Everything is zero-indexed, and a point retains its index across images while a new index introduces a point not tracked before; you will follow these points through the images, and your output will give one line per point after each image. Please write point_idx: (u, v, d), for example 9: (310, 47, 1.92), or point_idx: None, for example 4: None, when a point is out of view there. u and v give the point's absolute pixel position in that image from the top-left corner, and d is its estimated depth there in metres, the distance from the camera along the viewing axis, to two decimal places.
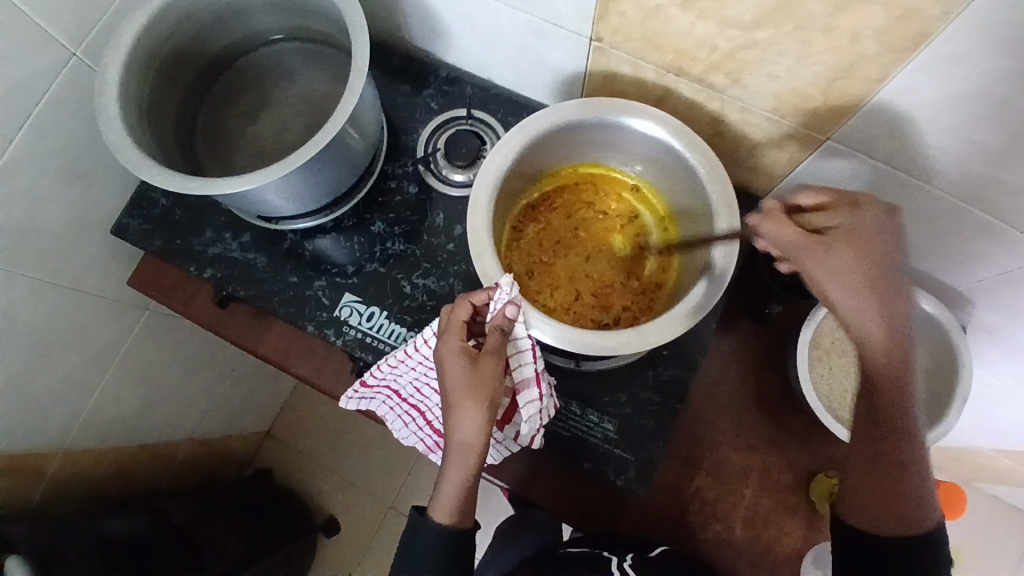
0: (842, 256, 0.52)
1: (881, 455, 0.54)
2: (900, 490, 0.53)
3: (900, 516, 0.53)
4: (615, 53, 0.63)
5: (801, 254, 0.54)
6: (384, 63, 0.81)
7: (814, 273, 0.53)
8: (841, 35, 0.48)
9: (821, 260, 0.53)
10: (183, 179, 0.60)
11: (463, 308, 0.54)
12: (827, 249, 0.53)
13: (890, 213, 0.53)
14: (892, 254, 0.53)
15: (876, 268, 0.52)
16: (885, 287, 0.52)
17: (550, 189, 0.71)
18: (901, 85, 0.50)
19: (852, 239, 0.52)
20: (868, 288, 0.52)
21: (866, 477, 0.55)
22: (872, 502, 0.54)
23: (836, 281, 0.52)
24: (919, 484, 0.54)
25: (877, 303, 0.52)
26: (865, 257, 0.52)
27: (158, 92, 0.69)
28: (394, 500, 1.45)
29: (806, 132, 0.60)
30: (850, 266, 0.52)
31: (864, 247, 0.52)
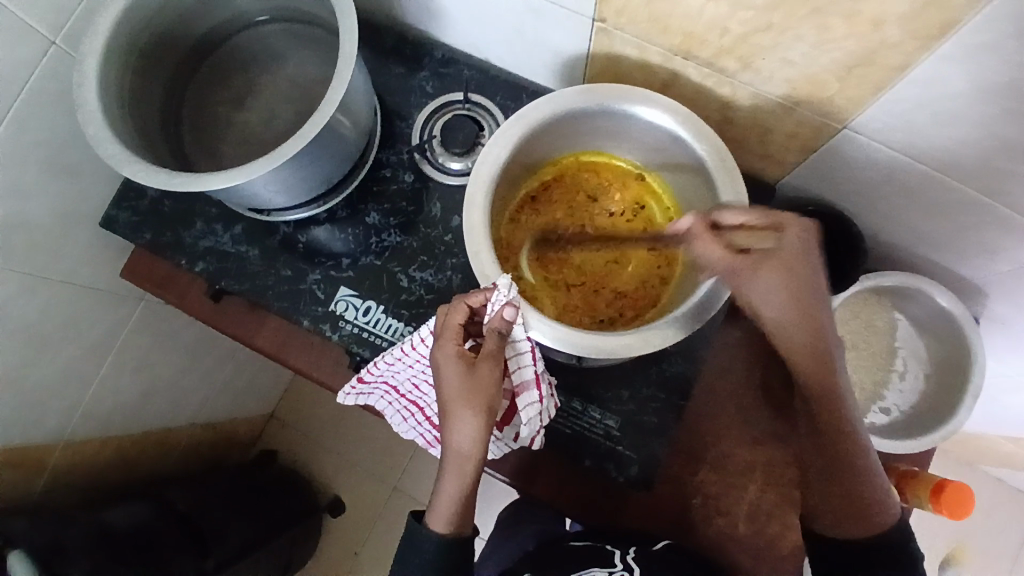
0: (767, 278, 0.52)
1: (836, 467, 0.55)
2: (852, 499, 0.55)
3: (864, 521, 0.56)
4: (619, 35, 0.60)
5: (735, 278, 0.53)
6: (377, 44, 0.77)
7: (746, 294, 0.53)
8: (863, 20, 0.44)
9: (750, 283, 0.52)
10: (167, 175, 0.58)
11: (459, 311, 0.52)
12: (753, 272, 0.52)
13: (807, 227, 0.52)
14: (815, 267, 0.52)
15: (798, 288, 0.51)
16: (811, 301, 0.52)
17: (550, 179, 0.68)
18: (925, 74, 0.46)
19: (779, 258, 0.51)
20: (794, 307, 0.52)
21: (830, 489, 0.56)
22: (841, 513, 0.56)
23: (766, 302, 0.52)
24: (875, 488, 0.55)
25: (800, 318, 0.52)
26: (792, 277, 0.51)
27: (140, 79, 0.66)
28: (398, 481, 1.46)
29: (821, 120, 0.57)
30: (778, 287, 0.52)
31: (791, 267, 0.51)
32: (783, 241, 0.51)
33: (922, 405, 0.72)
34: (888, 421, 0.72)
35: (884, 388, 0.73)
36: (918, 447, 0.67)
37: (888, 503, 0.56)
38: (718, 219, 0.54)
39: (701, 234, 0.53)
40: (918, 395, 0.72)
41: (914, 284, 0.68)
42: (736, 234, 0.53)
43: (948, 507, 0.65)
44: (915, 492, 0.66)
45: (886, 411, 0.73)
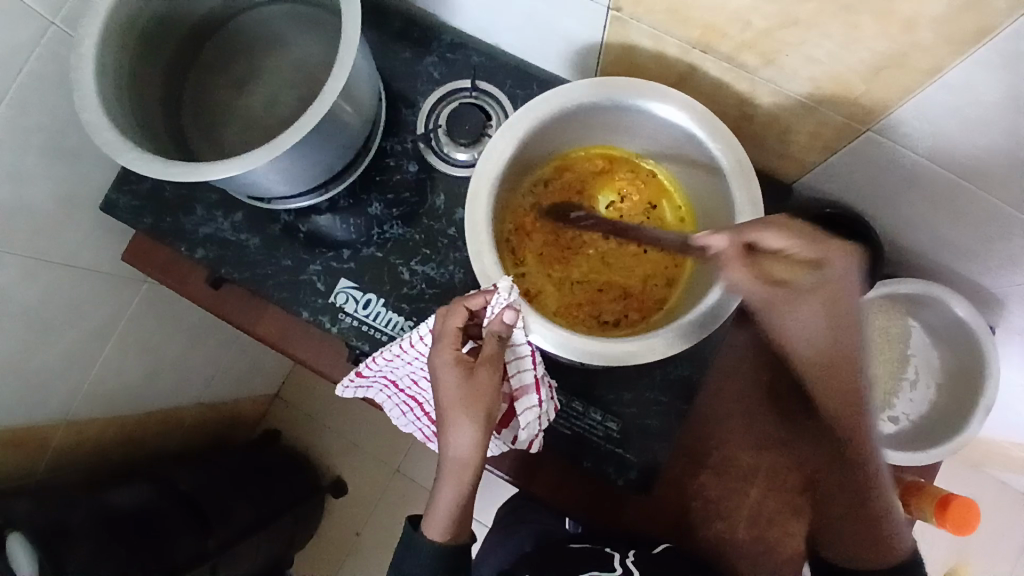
0: (806, 309, 0.54)
1: (858, 495, 0.58)
2: (872, 529, 0.58)
3: (881, 552, 0.57)
4: (634, 25, 0.57)
5: (768, 305, 0.55)
6: (383, 26, 0.75)
7: (780, 319, 0.56)
8: (895, 20, 0.41)
9: (790, 310, 0.55)
10: (163, 164, 0.56)
11: (458, 314, 0.50)
12: (795, 302, 0.54)
13: (846, 253, 0.54)
14: (851, 293, 0.55)
15: (837, 318, 0.54)
16: (845, 329, 0.54)
17: (557, 173, 0.66)
18: (959, 79, 0.43)
19: (825, 289, 0.54)
20: (829, 332, 0.54)
21: (852, 514, 0.59)
22: (853, 534, 0.60)
23: (801, 330, 0.55)
24: (894, 517, 0.58)
25: (835, 347, 0.55)
26: (831, 306, 0.54)
27: (137, 60, 0.64)
28: (399, 464, 1.47)
29: (844, 121, 0.54)
30: (817, 318, 0.54)
31: (831, 297, 0.54)
32: (826, 274, 0.53)
33: (932, 416, 0.70)
34: (896, 431, 0.70)
35: (894, 396, 0.71)
36: (926, 459, 0.65)
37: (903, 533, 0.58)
38: (758, 240, 0.51)
39: (734, 259, 0.52)
40: (928, 404, 0.70)
41: (932, 292, 0.65)
42: (772, 261, 0.52)
43: (954, 523, 0.63)
44: (920, 505, 0.65)
45: (895, 420, 0.71)
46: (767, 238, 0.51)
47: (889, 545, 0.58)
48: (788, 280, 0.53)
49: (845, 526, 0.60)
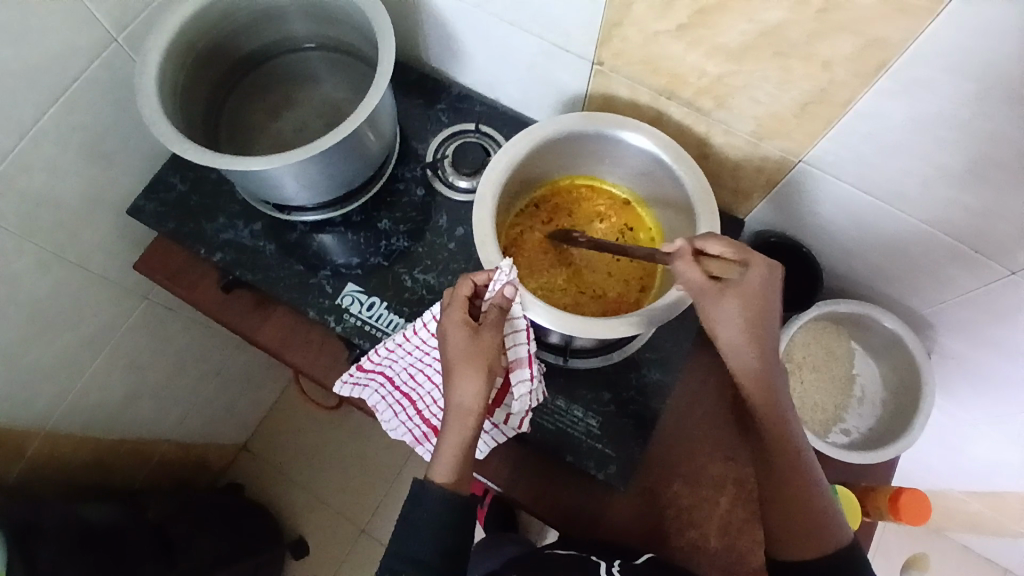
0: (730, 310, 0.57)
1: (790, 496, 0.59)
2: (806, 523, 0.59)
3: (818, 544, 0.59)
4: (615, 76, 0.70)
5: (703, 302, 0.58)
6: (401, 79, 0.88)
7: (709, 318, 0.58)
8: (816, 61, 0.55)
9: (716, 309, 0.58)
10: (212, 155, 0.65)
11: (464, 287, 0.58)
12: (718, 300, 0.57)
13: (771, 265, 0.57)
14: (773, 303, 0.57)
15: (755, 317, 0.57)
16: (765, 333, 0.57)
17: (548, 196, 0.77)
18: (867, 108, 0.56)
19: (740, 290, 0.57)
20: (748, 336, 0.57)
21: (787, 517, 0.60)
22: (793, 536, 0.60)
23: (727, 328, 0.57)
24: (828, 509, 0.60)
25: (752, 345, 0.57)
26: (751, 310, 0.56)
27: (188, 81, 0.74)
28: (367, 523, 1.42)
29: (782, 155, 0.67)
30: (740, 318, 0.57)
31: (750, 300, 0.57)
32: (748, 275, 0.56)
33: (880, 428, 0.77)
34: (848, 441, 0.78)
35: (845, 411, 0.79)
36: (879, 457, 0.71)
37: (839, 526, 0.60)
38: (703, 246, 0.59)
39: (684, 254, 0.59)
40: (876, 418, 0.78)
41: (866, 310, 0.75)
42: (711, 261, 0.59)
43: (909, 514, 0.70)
44: (875, 504, 0.71)
45: (846, 432, 0.78)
46: (709, 246, 0.59)
47: (826, 536, 0.59)
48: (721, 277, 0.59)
49: (783, 529, 0.60)
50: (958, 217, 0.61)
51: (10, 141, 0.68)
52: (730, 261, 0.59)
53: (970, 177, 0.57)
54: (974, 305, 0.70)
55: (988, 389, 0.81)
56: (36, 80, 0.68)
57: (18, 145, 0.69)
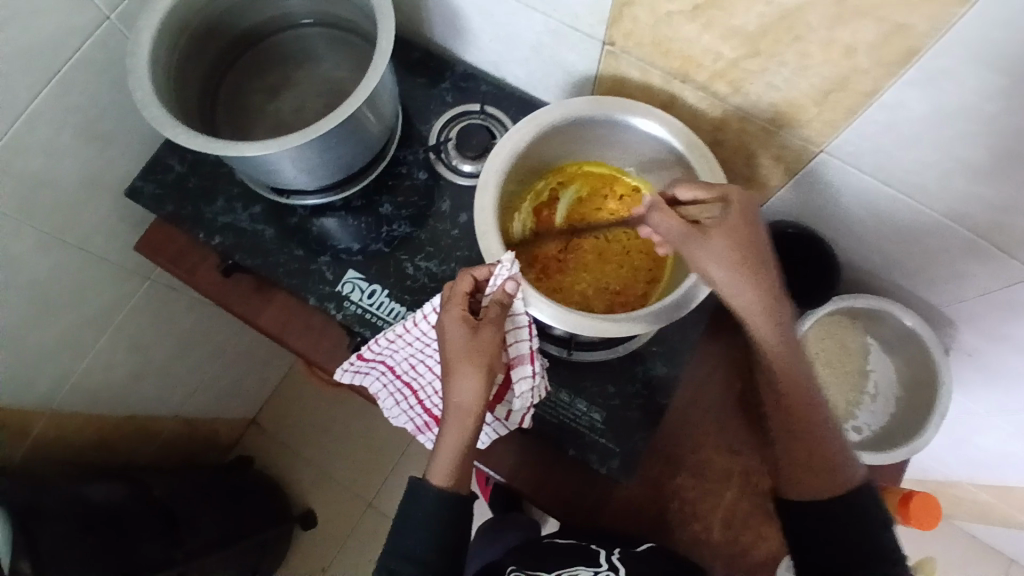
0: (718, 250, 0.56)
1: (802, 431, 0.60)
2: (815, 460, 0.59)
3: (829, 483, 0.58)
4: (625, 58, 0.67)
5: (687, 244, 0.58)
6: (404, 56, 0.85)
7: (697, 262, 0.57)
8: (838, 47, 0.51)
9: (702, 246, 0.57)
10: (206, 139, 0.63)
11: (464, 281, 0.56)
12: (705, 241, 0.57)
13: (746, 195, 0.57)
14: (760, 232, 0.57)
15: (745, 250, 0.56)
16: (757, 263, 0.56)
17: (555, 183, 0.75)
18: (891, 100, 0.53)
19: (724, 224, 0.56)
20: (738, 271, 0.56)
21: (793, 454, 0.60)
22: (803, 476, 0.60)
23: (716, 262, 0.56)
24: (837, 447, 0.59)
25: (749, 282, 0.56)
26: (739, 241, 0.56)
27: (181, 60, 0.72)
28: (373, 498, 1.44)
29: (801, 144, 0.63)
30: (728, 255, 0.56)
31: (734, 231, 0.56)
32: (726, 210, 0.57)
33: (892, 425, 0.75)
34: (859, 440, 0.76)
35: (856, 408, 0.77)
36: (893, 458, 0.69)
37: (848, 461, 0.59)
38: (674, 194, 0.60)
39: (656, 205, 0.59)
40: (888, 415, 0.76)
41: (884, 306, 0.72)
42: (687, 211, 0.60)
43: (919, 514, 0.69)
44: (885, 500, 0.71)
45: (857, 430, 0.76)
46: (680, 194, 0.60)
47: (834, 475, 0.58)
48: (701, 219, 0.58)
49: (790, 465, 0.61)
50: (980, 214, 0.58)
51: (4, 124, 0.67)
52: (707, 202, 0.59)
53: (996, 173, 0.53)
54: (995, 302, 0.67)
55: (1004, 386, 0.79)
56: (28, 61, 0.66)
57: (13, 127, 0.68)
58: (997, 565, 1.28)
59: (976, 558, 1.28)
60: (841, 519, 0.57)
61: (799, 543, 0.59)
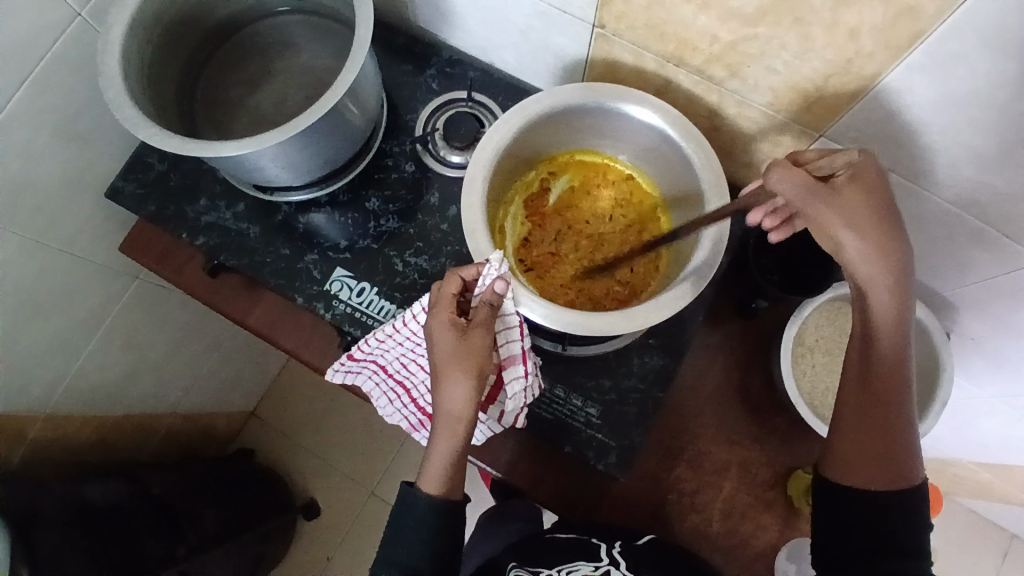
0: (843, 207, 0.51)
1: (875, 417, 0.53)
2: (882, 448, 0.53)
3: (892, 475, 0.53)
4: (617, 41, 0.64)
5: (815, 199, 0.51)
6: (388, 42, 0.81)
7: (823, 221, 0.51)
8: (842, 29, 0.48)
9: (832, 202, 0.51)
10: (181, 140, 0.60)
11: (452, 283, 0.55)
12: (835, 194, 0.51)
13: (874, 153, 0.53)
14: (885, 196, 0.52)
15: (872, 209, 0.51)
16: (884, 228, 0.51)
17: (547, 173, 0.73)
18: (896, 83, 0.50)
19: (857, 181, 0.51)
20: (864, 232, 0.51)
21: (854, 435, 0.54)
22: (861, 461, 0.54)
23: (845, 220, 0.51)
24: (908, 437, 0.53)
25: (872, 245, 0.51)
26: (866, 201, 0.51)
27: (155, 54, 0.69)
28: (375, 486, 1.44)
29: (801, 129, 0.61)
30: (854, 216, 0.51)
31: (865, 188, 0.51)
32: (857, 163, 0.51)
33: None
34: None
35: None
36: None
37: (915, 460, 0.53)
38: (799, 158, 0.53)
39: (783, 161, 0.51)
40: None
41: None
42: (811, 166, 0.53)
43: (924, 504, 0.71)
44: None
45: None
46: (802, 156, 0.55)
47: (899, 468, 0.53)
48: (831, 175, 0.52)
49: (843, 445, 0.55)
50: (987, 201, 0.56)
51: None
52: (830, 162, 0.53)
53: (1004, 161, 0.51)
54: (1000, 289, 0.65)
55: (1007, 370, 0.77)
56: None
57: None
58: (997, 540, 1.28)
59: (977, 533, 1.29)
60: (889, 513, 0.52)
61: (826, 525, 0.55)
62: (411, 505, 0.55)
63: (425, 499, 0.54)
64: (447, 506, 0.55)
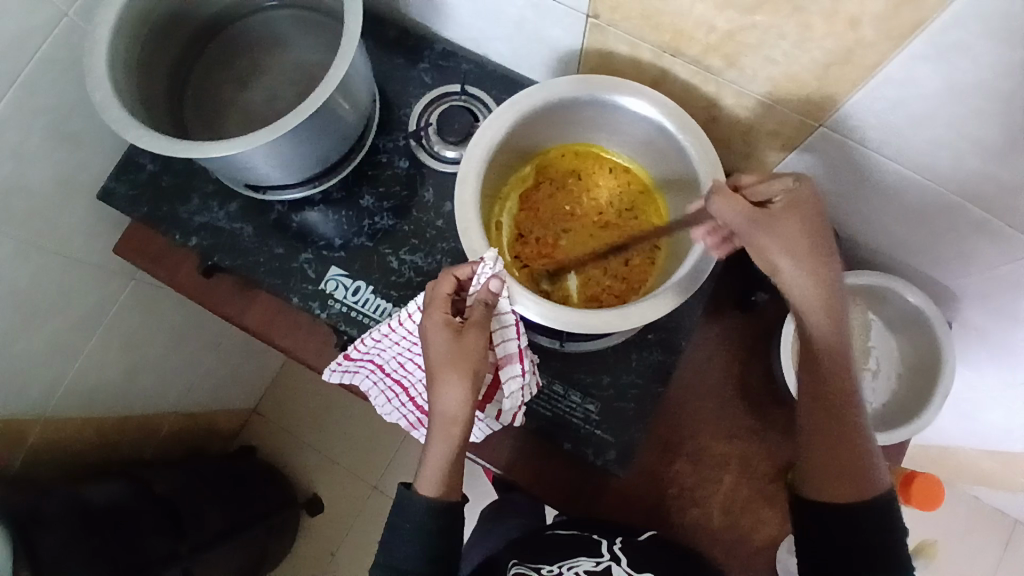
0: (782, 234, 0.53)
1: (835, 434, 0.54)
2: (846, 464, 0.54)
3: (858, 488, 0.54)
4: (612, 32, 0.63)
5: (752, 227, 0.53)
6: (379, 35, 0.80)
7: (765, 248, 0.53)
8: (841, 17, 0.47)
9: (771, 230, 0.53)
10: (169, 141, 0.60)
11: (446, 283, 0.54)
12: (774, 222, 0.53)
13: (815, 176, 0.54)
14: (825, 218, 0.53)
15: (809, 236, 0.53)
16: (823, 251, 0.53)
17: (541, 167, 0.72)
18: (897, 73, 0.49)
19: (795, 206, 0.53)
20: (802, 258, 0.53)
21: (820, 453, 0.55)
22: (825, 478, 0.55)
23: (783, 248, 0.53)
24: (867, 451, 0.55)
25: (810, 270, 0.53)
26: (807, 225, 0.53)
27: (143, 53, 0.68)
28: (378, 481, 1.45)
29: (800, 119, 0.60)
30: (791, 244, 0.53)
31: (803, 213, 0.53)
32: (795, 188, 0.53)
33: (893, 405, 0.73)
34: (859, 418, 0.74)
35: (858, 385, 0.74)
36: (892, 441, 0.67)
37: (876, 469, 0.54)
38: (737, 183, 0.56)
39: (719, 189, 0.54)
40: (890, 394, 0.73)
41: (885, 283, 0.70)
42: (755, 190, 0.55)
43: (918, 500, 0.68)
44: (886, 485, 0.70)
45: None
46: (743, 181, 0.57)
47: (862, 481, 0.54)
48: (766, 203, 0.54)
49: (811, 464, 0.55)
50: (990, 192, 0.55)
51: None
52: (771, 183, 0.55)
53: (1008, 150, 0.50)
54: (1003, 279, 0.64)
55: (1010, 360, 0.76)
56: None
57: None
58: (999, 526, 1.28)
59: (979, 520, 1.29)
60: (863, 526, 0.53)
61: (808, 540, 0.55)
62: (410, 508, 0.54)
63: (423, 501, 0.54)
64: (445, 508, 0.55)
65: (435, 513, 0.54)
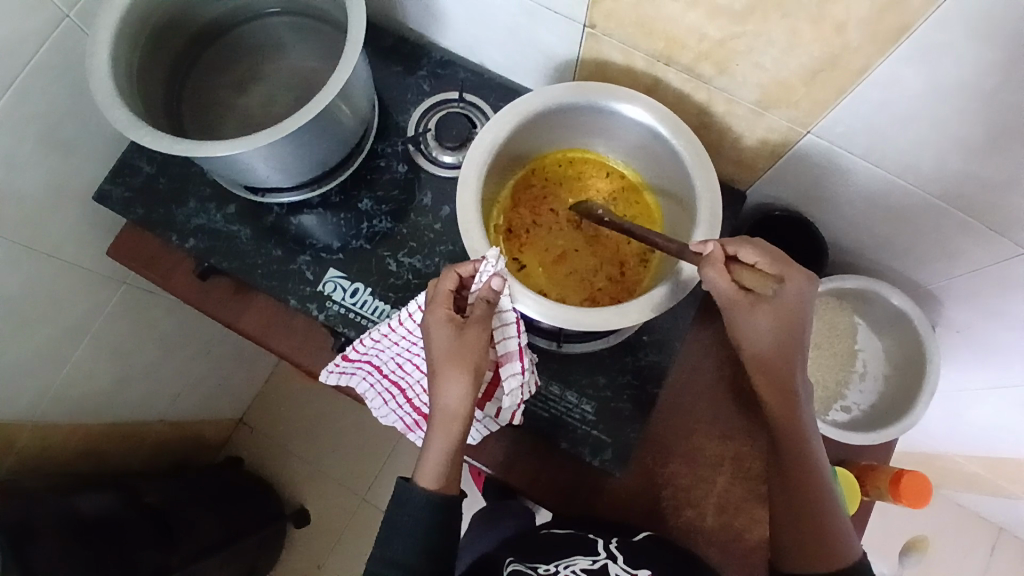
0: (760, 327, 0.57)
1: (807, 515, 0.59)
2: (819, 538, 0.59)
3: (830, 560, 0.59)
4: (607, 40, 0.65)
5: (731, 312, 0.57)
6: (378, 43, 0.81)
7: (737, 330, 0.58)
8: (828, 24, 0.50)
9: (746, 321, 0.57)
10: (172, 140, 0.60)
11: (449, 279, 0.55)
12: (751, 316, 0.57)
13: (807, 279, 0.57)
14: (805, 318, 0.57)
15: (789, 334, 0.57)
16: (793, 346, 0.57)
17: (539, 171, 0.73)
18: (883, 76, 0.52)
19: (773, 307, 0.56)
20: (777, 345, 0.57)
21: (796, 526, 0.60)
22: (799, 551, 0.60)
23: (756, 338, 0.57)
24: (837, 525, 0.60)
25: (779, 357, 0.58)
26: (784, 324, 0.56)
27: (142, 55, 0.68)
28: (368, 492, 1.43)
29: (788, 125, 0.62)
30: (763, 339, 0.57)
31: (783, 314, 0.56)
32: (783, 292, 0.56)
33: (882, 404, 0.75)
34: (849, 418, 0.76)
35: (846, 388, 0.77)
36: (882, 438, 0.70)
37: (847, 542, 0.59)
38: (736, 254, 0.57)
39: (716, 262, 0.56)
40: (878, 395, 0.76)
41: (873, 287, 0.72)
42: (744, 270, 0.57)
43: (910, 497, 0.70)
44: (876, 484, 0.72)
45: (847, 409, 0.76)
46: (743, 254, 0.57)
47: (836, 552, 0.59)
48: (753, 290, 0.57)
49: (789, 538, 0.60)
50: (972, 191, 0.57)
51: None
52: (766, 273, 0.57)
53: (988, 147, 0.53)
54: (985, 278, 0.66)
55: (992, 359, 0.79)
56: None
57: None
58: (985, 529, 1.31)
59: (966, 524, 1.31)
60: None
61: None
62: (410, 503, 0.55)
63: (424, 497, 0.55)
64: (444, 504, 0.55)
65: (436, 509, 0.55)
